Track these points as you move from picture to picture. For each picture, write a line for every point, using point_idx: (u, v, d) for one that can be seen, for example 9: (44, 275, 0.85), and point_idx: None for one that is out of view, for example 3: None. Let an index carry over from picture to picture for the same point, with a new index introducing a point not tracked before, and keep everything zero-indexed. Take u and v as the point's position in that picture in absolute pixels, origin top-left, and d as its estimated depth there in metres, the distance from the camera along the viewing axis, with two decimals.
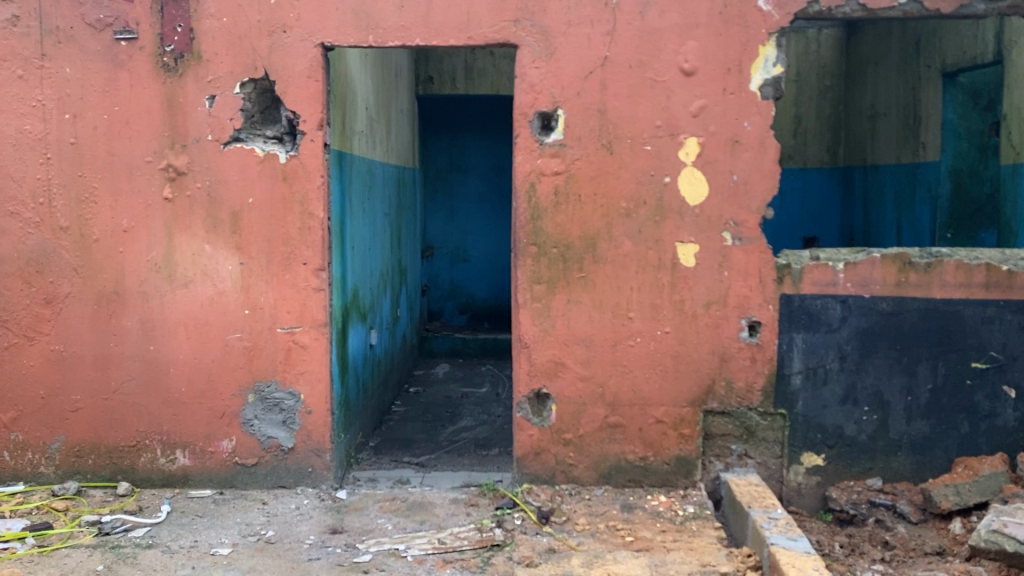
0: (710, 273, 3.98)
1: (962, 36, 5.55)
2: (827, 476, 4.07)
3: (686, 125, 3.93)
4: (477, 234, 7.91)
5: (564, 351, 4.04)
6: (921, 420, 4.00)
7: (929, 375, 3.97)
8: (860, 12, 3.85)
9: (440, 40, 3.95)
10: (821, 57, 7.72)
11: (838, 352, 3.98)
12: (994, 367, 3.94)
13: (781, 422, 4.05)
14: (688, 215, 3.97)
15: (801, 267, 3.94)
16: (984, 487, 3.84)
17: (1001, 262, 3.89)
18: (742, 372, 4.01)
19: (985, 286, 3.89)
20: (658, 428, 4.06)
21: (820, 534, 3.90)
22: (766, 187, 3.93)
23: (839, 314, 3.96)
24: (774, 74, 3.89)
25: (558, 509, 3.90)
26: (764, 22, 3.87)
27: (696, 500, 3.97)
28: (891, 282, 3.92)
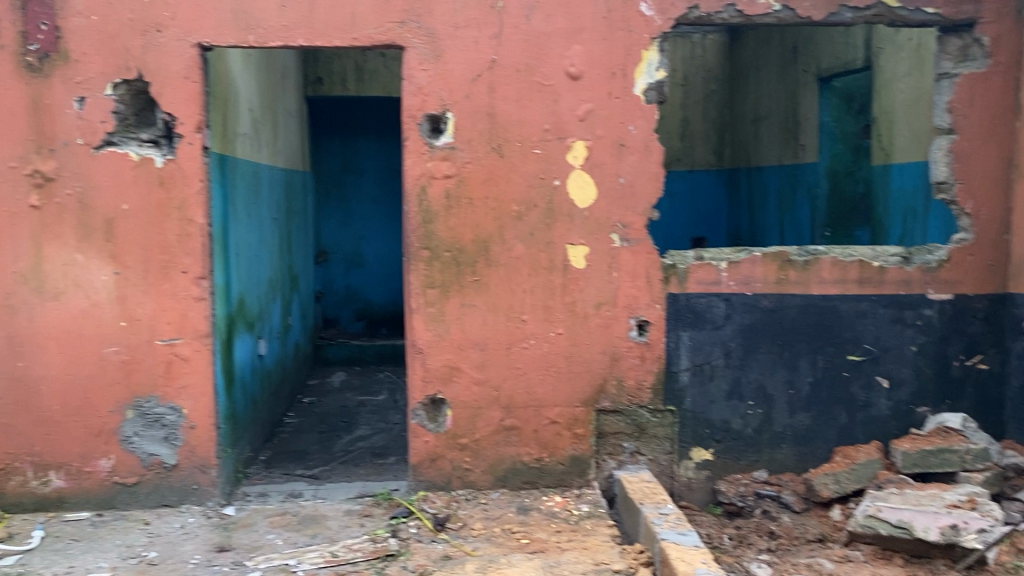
0: (601, 273, 4.02)
1: (835, 43, 5.80)
2: (715, 470, 4.16)
3: (573, 129, 3.96)
4: (372, 238, 7.80)
5: (458, 356, 4.01)
6: (802, 412, 4.14)
7: (809, 368, 4.12)
8: (737, 18, 3.97)
9: (324, 41, 3.86)
10: (707, 62, 7.94)
11: (722, 348, 4.09)
12: (869, 359, 4.11)
13: (670, 418, 4.12)
14: (578, 217, 4.00)
15: (686, 267, 4.03)
16: (861, 475, 4.00)
17: (873, 259, 4.06)
18: (632, 371, 4.07)
19: (858, 282, 4.06)
20: (553, 429, 4.07)
21: (709, 527, 3.98)
22: (652, 190, 4.00)
23: (723, 311, 4.07)
24: (657, 79, 3.97)
25: (454, 515, 3.86)
26: (647, 27, 3.94)
27: (591, 499, 3.99)
28: (772, 280, 4.05)
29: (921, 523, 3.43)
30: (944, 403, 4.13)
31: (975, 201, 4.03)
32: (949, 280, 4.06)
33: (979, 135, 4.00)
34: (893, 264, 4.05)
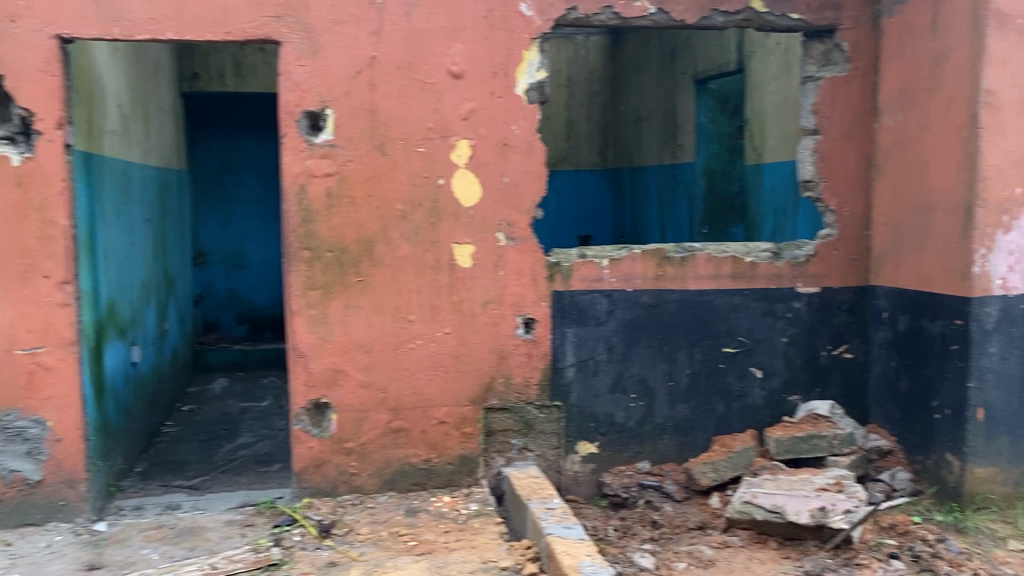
0: (487, 272, 4.02)
1: (710, 46, 6.01)
2: (601, 463, 4.24)
3: (456, 127, 3.95)
4: (255, 239, 7.58)
5: (343, 358, 3.92)
6: (682, 403, 4.27)
7: (687, 361, 4.24)
8: (614, 20, 4.05)
9: (195, 34, 3.71)
10: (590, 63, 8.08)
11: (605, 343, 4.17)
12: (743, 350, 4.27)
13: (557, 413, 4.17)
14: (463, 216, 3.98)
15: (570, 264, 4.09)
16: (737, 463, 4.15)
17: (745, 255, 4.22)
18: (519, 368, 4.09)
19: (732, 277, 4.21)
20: (441, 429, 4.04)
21: (596, 519, 4.03)
22: (536, 188, 4.04)
23: (605, 307, 4.14)
24: (538, 79, 4.01)
25: (339, 521, 3.77)
26: (527, 27, 3.97)
27: (479, 498, 3.97)
28: (651, 276, 4.16)
29: (793, 507, 3.56)
30: (813, 391, 4.34)
31: (839, 198, 4.23)
32: (817, 274, 4.27)
33: (841, 136, 4.21)
34: (764, 260, 4.22)
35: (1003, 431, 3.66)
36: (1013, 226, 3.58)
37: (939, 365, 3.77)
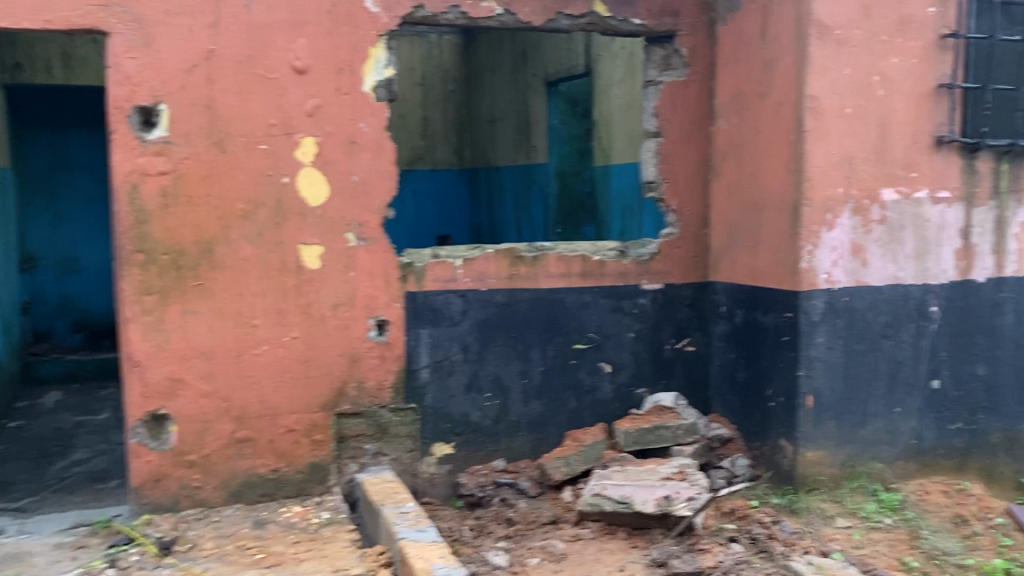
0: (336, 273, 3.90)
1: (559, 49, 6.12)
2: (457, 463, 4.20)
3: (301, 124, 3.82)
4: (90, 241, 7.14)
5: (182, 367, 3.70)
6: (536, 400, 4.31)
7: (540, 358, 4.29)
8: (462, 20, 4.04)
9: (10, 22, 3.38)
10: (444, 62, 8.08)
11: (460, 343, 4.15)
12: (593, 346, 4.36)
13: (412, 416, 4.10)
14: (310, 216, 3.85)
15: (423, 264, 4.05)
16: (588, 456, 4.23)
17: (593, 253, 4.32)
18: (372, 371, 4.00)
19: (581, 275, 4.30)
20: (290, 437, 3.88)
21: (451, 520, 3.98)
22: (386, 187, 3.97)
23: (459, 307, 4.13)
24: (386, 76, 3.95)
25: (182, 537, 3.54)
26: (374, 23, 3.90)
27: (332, 506, 3.84)
28: (504, 275, 4.18)
29: (640, 497, 3.67)
30: (659, 383, 4.49)
31: (679, 198, 4.40)
32: (660, 271, 4.42)
33: (680, 138, 4.38)
34: (611, 258, 4.34)
35: (830, 415, 3.90)
36: (836, 223, 3.81)
37: (773, 356, 3.97)
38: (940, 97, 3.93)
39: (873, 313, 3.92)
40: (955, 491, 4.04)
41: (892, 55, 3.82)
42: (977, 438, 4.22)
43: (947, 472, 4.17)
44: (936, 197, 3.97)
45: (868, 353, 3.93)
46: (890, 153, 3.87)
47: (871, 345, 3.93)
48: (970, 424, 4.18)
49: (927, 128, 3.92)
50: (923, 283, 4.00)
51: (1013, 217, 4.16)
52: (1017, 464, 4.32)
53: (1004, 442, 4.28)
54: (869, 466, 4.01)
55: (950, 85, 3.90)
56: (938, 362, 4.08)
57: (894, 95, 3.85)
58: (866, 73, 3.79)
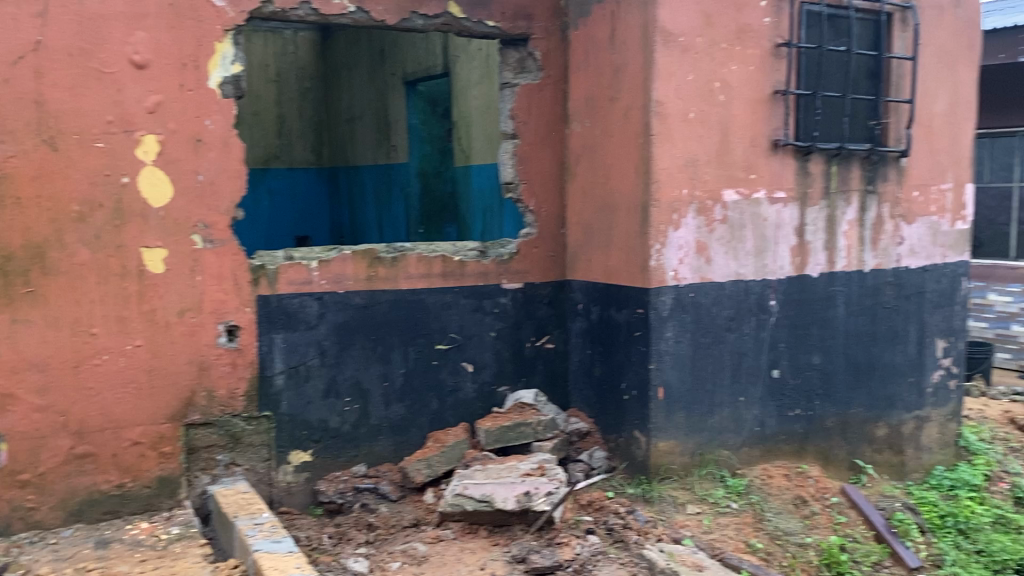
0: (182, 278, 3.71)
1: (417, 48, 6.09)
2: (315, 471, 4.09)
3: (141, 122, 3.59)
4: None
5: (11, 381, 3.39)
6: (397, 403, 4.27)
7: (401, 360, 4.25)
8: (313, 17, 3.94)
9: None
10: (300, 59, 7.92)
11: (317, 348, 4.05)
12: (454, 347, 4.37)
13: (266, 424, 3.96)
14: (152, 218, 3.63)
15: (275, 267, 3.92)
16: (450, 456, 4.19)
17: (454, 254, 4.32)
18: (224, 379, 3.83)
19: (442, 275, 4.29)
20: (135, 451, 3.65)
21: (310, 528, 3.87)
22: (235, 188, 3.83)
23: (315, 311, 4.03)
24: (233, 73, 3.80)
25: (14, 563, 3.22)
26: (219, 18, 3.75)
27: (182, 520, 3.62)
28: (362, 277, 4.12)
29: (501, 494, 3.65)
30: (520, 380, 4.54)
31: (537, 199, 4.47)
32: (519, 270, 4.47)
33: (536, 140, 4.45)
34: (471, 258, 4.35)
35: (680, 406, 4.06)
36: (682, 223, 3.96)
37: (626, 351, 4.10)
38: (775, 103, 4.16)
39: (717, 308, 4.11)
40: (795, 474, 4.33)
41: (731, 62, 4.01)
42: (813, 424, 4.49)
43: (787, 457, 4.43)
44: (773, 198, 4.21)
45: (714, 346, 4.11)
46: (731, 155, 4.06)
47: (716, 338, 4.12)
48: (807, 410, 4.45)
49: (764, 132, 4.15)
50: (762, 278, 4.23)
51: (841, 216, 4.46)
52: (849, 446, 4.64)
53: (837, 426, 4.58)
54: (717, 454, 4.19)
55: (784, 91, 4.14)
56: (778, 353, 4.32)
57: (734, 101, 4.04)
58: (708, 79, 3.96)
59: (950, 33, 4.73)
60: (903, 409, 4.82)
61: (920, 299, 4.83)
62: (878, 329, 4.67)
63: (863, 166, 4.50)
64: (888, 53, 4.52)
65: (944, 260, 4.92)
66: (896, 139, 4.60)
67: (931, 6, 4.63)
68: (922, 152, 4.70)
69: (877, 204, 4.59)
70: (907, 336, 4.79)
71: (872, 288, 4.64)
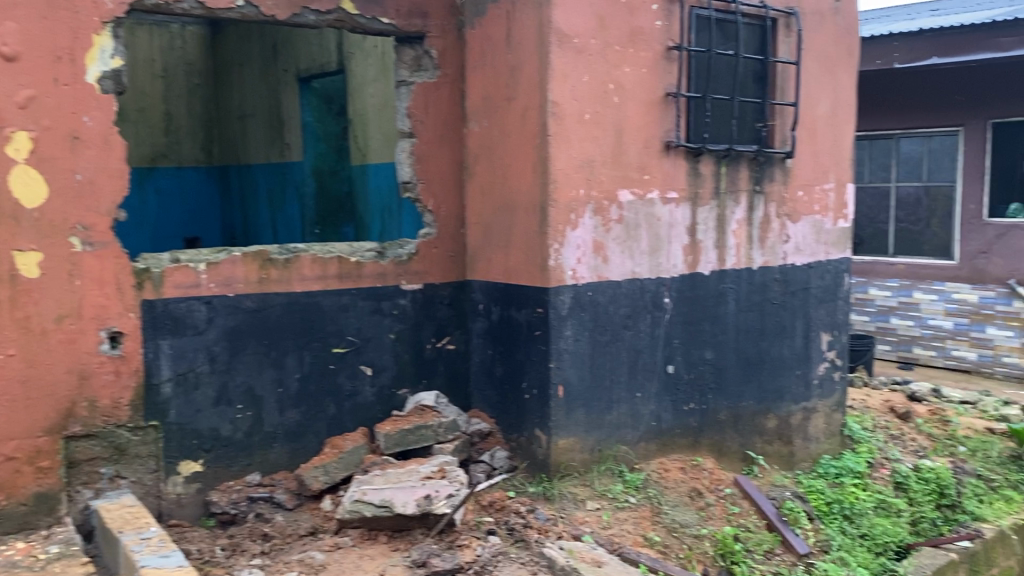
0: (59, 283, 3.50)
1: (311, 45, 5.97)
2: (206, 481, 3.94)
3: (11, 117, 3.36)
4: None
5: None
6: (292, 408, 4.15)
7: (296, 365, 4.14)
8: (199, 10, 3.77)
9: None
10: (187, 54, 7.63)
11: (206, 354, 3.90)
12: (352, 350, 4.29)
13: (154, 434, 3.79)
14: (25, 220, 3.41)
15: (161, 270, 3.74)
16: (348, 462, 4.11)
17: (350, 254, 4.25)
18: (106, 389, 3.64)
19: (338, 277, 4.21)
20: (10, 466, 3.40)
21: (201, 541, 3.70)
22: (116, 187, 3.64)
23: (205, 315, 3.88)
24: (113, 67, 3.62)
25: None
26: (97, 9, 3.56)
27: (62, 538, 3.40)
28: (254, 279, 4.00)
29: (400, 499, 3.60)
30: (420, 383, 4.50)
31: (434, 199, 4.43)
32: (418, 271, 4.43)
33: (433, 139, 4.41)
34: (369, 259, 4.28)
35: (579, 404, 4.09)
36: (579, 223, 4.00)
37: (526, 350, 4.11)
38: (667, 105, 4.26)
39: (614, 306, 4.17)
40: (691, 467, 4.43)
41: (624, 64, 4.07)
42: (707, 417, 4.61)
43: (683, 450, 4.53)
44: (666, 198, 4.31)
45: (611, 343, 4.17)
46: (625, 156, 4.13)
47: (614, 335, 4.17)
48: (701, 404, 4.57)
49: (657, 133, 4.24)
50: (657, 276, 4.32)
51: (731, 215, 4.60)
52: (741, 438, 4.78)
53: (730, 419, 4.71)
54: (615, 449, 4.25)
55: (676, 94, 4.25)
56: (672, 348, 4.42)
57: (627, 102, 4.11)
58: (603, 81, 4.01)
59: (830, 39, 4.93)
60: (790, 401, 5.00)
61: (806, 295, 5.02)
62: (767, 324, 4.83)
63: (751, 167, 4.65)
64: (773, 57, 4.68)
65: (827, 257, 5.13)
66: (781, 141, 4.77)
67: (813, 12, 4.82)
68: (806, 154, 4.90)
69: (765, 204, 4.75)
70: (794, 330, 4.97)
71: (761, 285, 4.79)
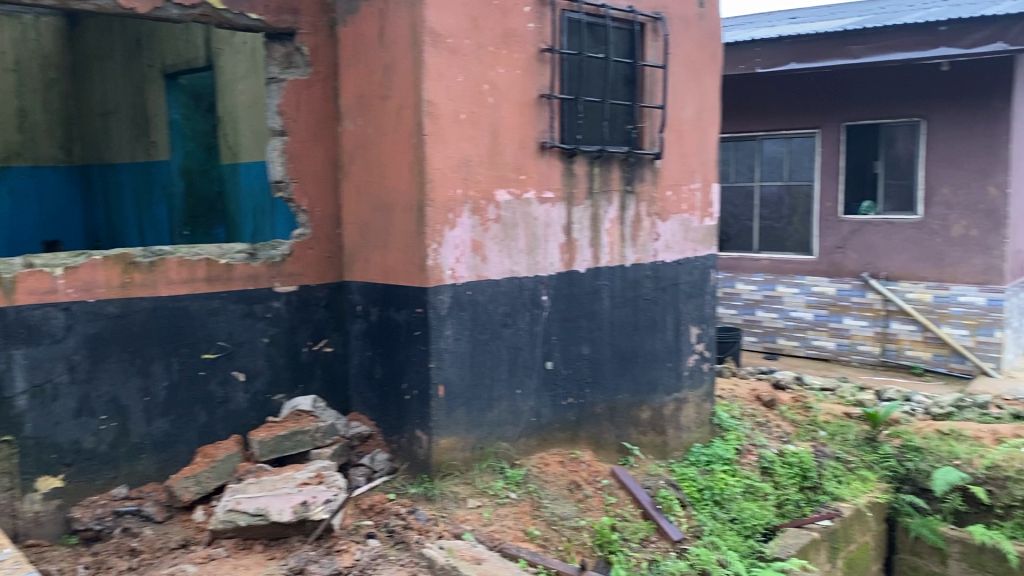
0: None
1: (176, 39, 5.78)
2: (67, 497, 3.72)
3: None
4: None
5: None
6: (160, 418, 3.99)
7: (163, 372, 3.98)
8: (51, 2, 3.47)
9: None
10: (42, 47, 7.21)
11: (65, 363, 3.68)
12: (223, 355, 4.15)
13: (7, 450, 3.54)
14: None
15: (12, 276, 3.51)
16: (221, 471, 4.00)
17: (220, 257, 4.12)
18: None
19: (207, 281, 4.07)
20: None
21: (62, 561, 3.51)
22: None
23: (63, 323, 3.66)
24: None
25: None
26: None
27: None
28: (116, 284, 3.81)
29: (275, 506, 3.50)
30: (297, 387, 4.41)
31: (309, 198, 4.35)
32: (293, 272, 4.34)
33: (307, 138, 4.32)
34: (240, 261, 4.16)
35: (460, 403, 4.10)
36: (457, 223, 4.01)
37: (406, 351, 4.09)
38: (541, 107, 4.33)
39: (493, 304, 4.20)
40: (569, 460, 4.52)
41: (498, 66, 4.11)
42: (585, 411, 4.72)
43: (562, 444, 4.62)
44: (542, 198, 4.39)
45: (491, 342, 4.20)
46: (501, 157, 4.17)
47: (493, 334, 4.21)
48: (578, 399, 4.67)
49: (531, 134, 4.30)
50: (534, 275, 4.39)
51: (604, 214, 4.72)
52: (618, 430, 4.91)
53: (606, 412, 4.84)
54: (496, 446, 4.29)
55: (549, 95, 4.32)
56: (550, 345, 4.50)
57: (502, 103, 4.15)
58: (477, 81, 4.03)
59: (695, 44, 5.12)
60: (663, 392, 5.18)
61: (676, 290, 5.21)
62: (640, 319, 4.98)
63: (622, 168, 4.78)
64: (642, 61, 4.83)
65: (695, 254, 5.34)
66: (650, 142, 4.93)
67: (679, 18, 5.00)
68: (674, 155, 5.08)
69: (636, 203, 4.90)
70: (665, 325, 5.14)
71: (634, 281, 4.94)
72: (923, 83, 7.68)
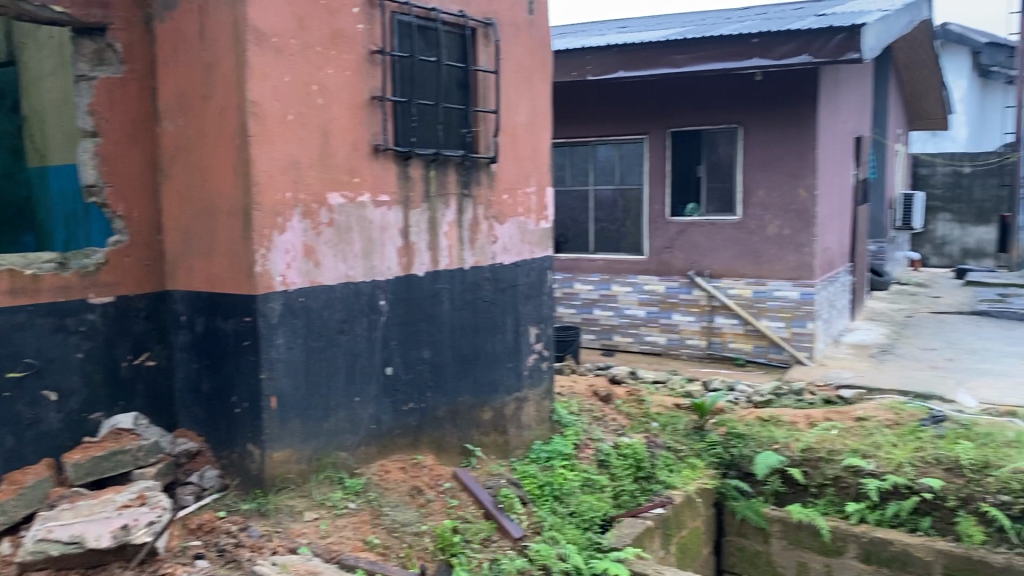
0: None
1: None
2: None
3: None
4: None
5: None
6: None
7: None
8: None
9: None
10: None
11: None
12: (31, 373, 3.77)
13: None
14: None
15: None
16: (29, 498, 3.61)
17: (25, 267, 3.74)
18: None
19: (10, 293, 3.68)
20: None
21: None
22: None
23: None
24: None
25: None
26: None
27: None
28: None
29: (93, 532, 3.28)
30: (116, 405, 4.13)
31: (125, 203, 4.12)
32: (109, 282, 4.07)
33: (121, 138, 4.07)
34: (48, 271, 3.83)
35: (294, 413, 3.99)
36: (287, 227, 3.90)
37: (234, 362, 3.93)
38: (373, 109, 4.29)
39: (328, 311, 4.12)
40: (411, 465, 4.50)
41: (327, 67, 4.03)
42: (426, 415, 4.71)
43: (402, 450, 4.58)
44: (377, 201, 4.34)
45: (326, 349, 4.12)
46: (333, 159, 4.09)
47: (328, 341, 4.12)
48: (419, 404, 4.66)
49: (364, 137, 4.25)
50: (371, 279, 4.34)
51: (441, 217, 4.74)
52: (460, 432, 4.93)
53: (447, 415, 4.84)
54: (334, 456, 4.20)
55: (381, 97, 4.29)
56: (390, 350, 4.47)
57: (332, 104, 4.07)
58: (305, 82, 3.94)
59: (526, 50, 5.23)
60: (504, 392, 5.24)
61: (514, 292, 5.29)
62: (480, 321, 5.03)
63: (458, 171, 4.81)
64: (473, 65, 4.88)
65: (532, 256, 5.44)
66: (485, 146, 5.00)
67: (509, 24, 5.08)
68: (508, 158, 5.16)
69: (472, 206, 4.94)
70: (505, 326, 5.21)
71: (473, 284, 4.98)
72: (741, 93, 8.16)
